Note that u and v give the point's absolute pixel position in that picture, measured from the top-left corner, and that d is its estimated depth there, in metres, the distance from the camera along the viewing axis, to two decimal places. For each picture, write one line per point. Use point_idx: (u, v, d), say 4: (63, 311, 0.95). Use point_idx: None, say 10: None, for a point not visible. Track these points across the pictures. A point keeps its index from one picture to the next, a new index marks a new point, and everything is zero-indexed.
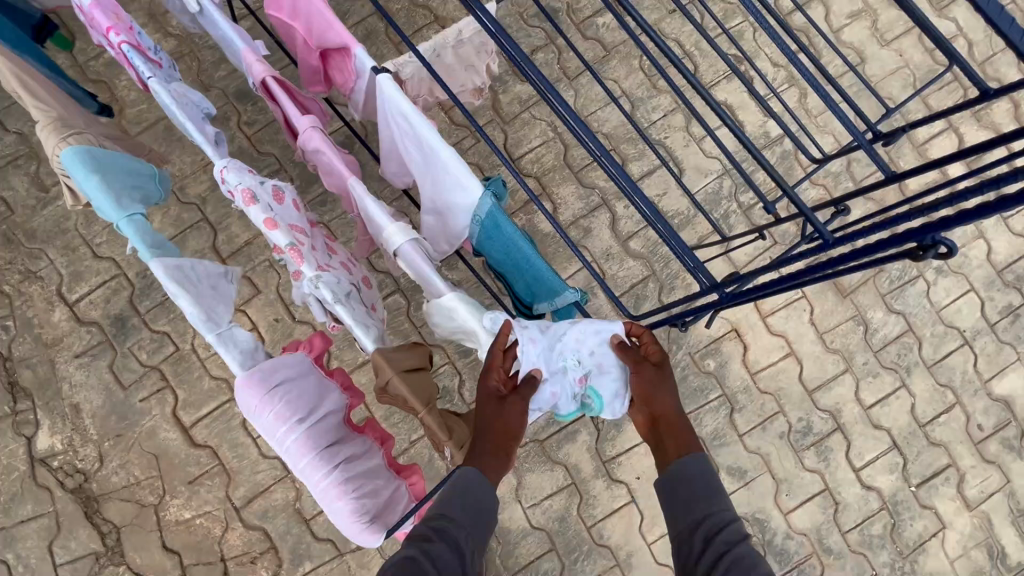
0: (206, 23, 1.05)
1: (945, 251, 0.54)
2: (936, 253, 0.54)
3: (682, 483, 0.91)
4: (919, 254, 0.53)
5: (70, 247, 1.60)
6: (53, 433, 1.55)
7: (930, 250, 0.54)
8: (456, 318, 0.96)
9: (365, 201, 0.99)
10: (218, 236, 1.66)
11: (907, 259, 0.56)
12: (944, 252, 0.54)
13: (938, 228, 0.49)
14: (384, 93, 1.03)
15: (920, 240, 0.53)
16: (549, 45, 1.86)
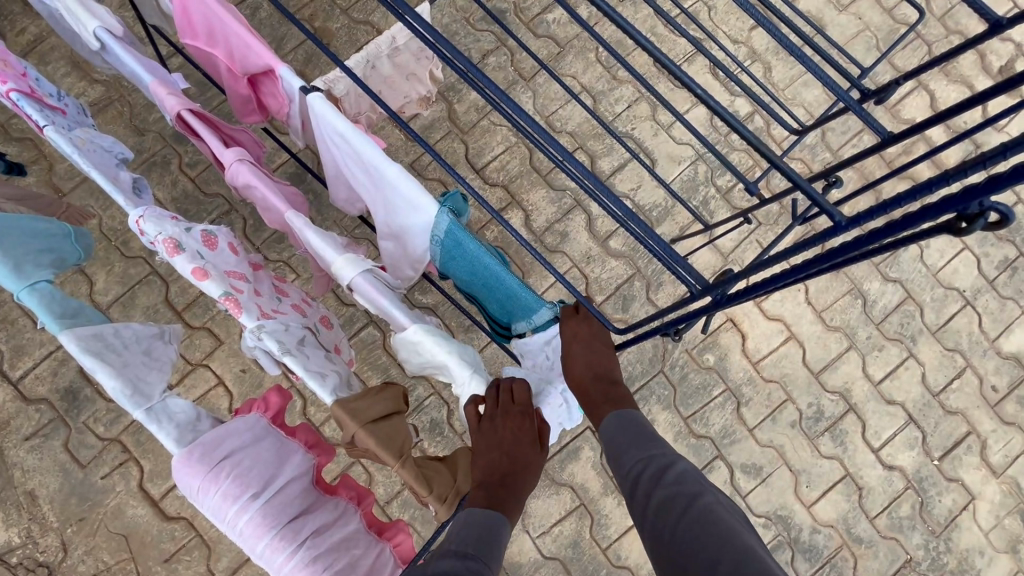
0: (111, 61, 0.95)
1: (998, 218, 0.45)
2: (986, 221, 0.45)
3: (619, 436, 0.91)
4: (964, 228, 0.44)
5: (9, 320, 1.48)
6: (8, 526, 1.41)
7: (977, 219, 0.44)
8: (423, 353, 0.86)
9: (308, 235, 0.88)
10: (171, 288, 1.54)
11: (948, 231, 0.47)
12: (996, 221, 0.45)
13: (988, 191, 0.40)
14: (316, 114, 0.92)
15: (964, 210, 0.44)
16: (500, 47, 1.78)
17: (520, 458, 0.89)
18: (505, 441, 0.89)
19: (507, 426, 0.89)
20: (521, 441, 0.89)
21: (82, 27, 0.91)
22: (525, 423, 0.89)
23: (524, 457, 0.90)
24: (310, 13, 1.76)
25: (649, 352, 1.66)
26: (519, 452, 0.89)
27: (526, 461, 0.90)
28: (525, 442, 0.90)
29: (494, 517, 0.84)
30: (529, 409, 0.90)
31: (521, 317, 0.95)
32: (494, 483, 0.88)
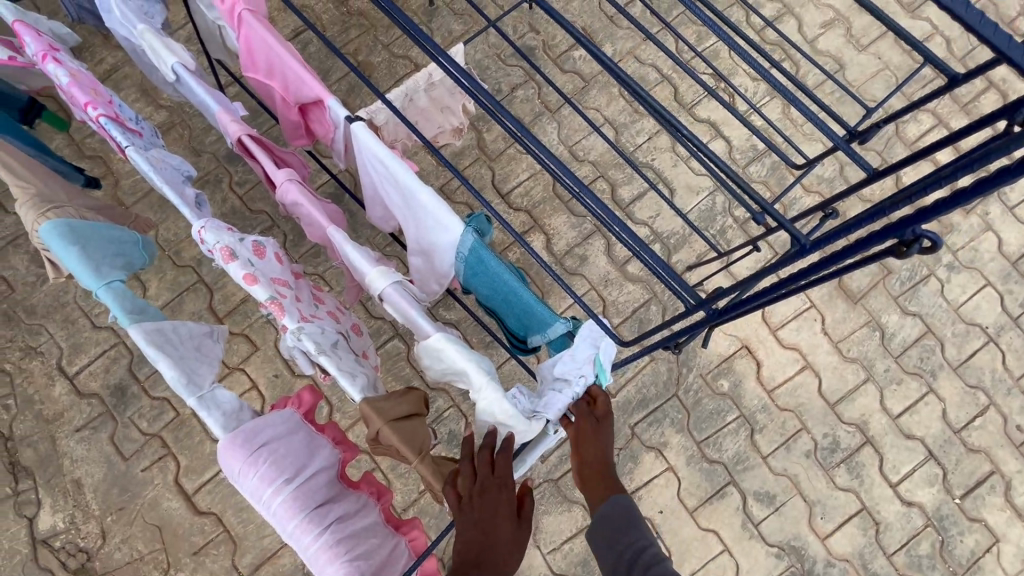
0: (184, 91, 1.08)
1: (928, 244, 0.52)
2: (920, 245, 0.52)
3: (613, 523, 0.98)
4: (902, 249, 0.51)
5: (70, 319, 1.62)
6: (55, 511, 1.50)
7: (914, 244, 0.51)
8: (445, 359, 0.92)
9: (346, 248, 0.97)
10: (214, 296, 1.66)
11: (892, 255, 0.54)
12: (929, 246, 0.52)
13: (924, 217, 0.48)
14: (359, 140, 1.03)
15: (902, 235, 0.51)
16: (528, 82, 1.90)
17: (498, 534, 0.88)
18: (482, 521, 0.88)
19: (483, 502, 0.89)
20: (496, 513, 0.88)
21: (162, 62, 1.05)
22: (500, 498, 0.90)
23: (501, 529, 0.88)
24: (355, 48, 1.92)
25: (663, 375, 1.69)
26: (497, 527, 0.88)
27: (504, 539, 0.89)
28: (502, 521, 0.89)
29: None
30: (507, 480, 0.91)
31: (536, 331, 1.02)
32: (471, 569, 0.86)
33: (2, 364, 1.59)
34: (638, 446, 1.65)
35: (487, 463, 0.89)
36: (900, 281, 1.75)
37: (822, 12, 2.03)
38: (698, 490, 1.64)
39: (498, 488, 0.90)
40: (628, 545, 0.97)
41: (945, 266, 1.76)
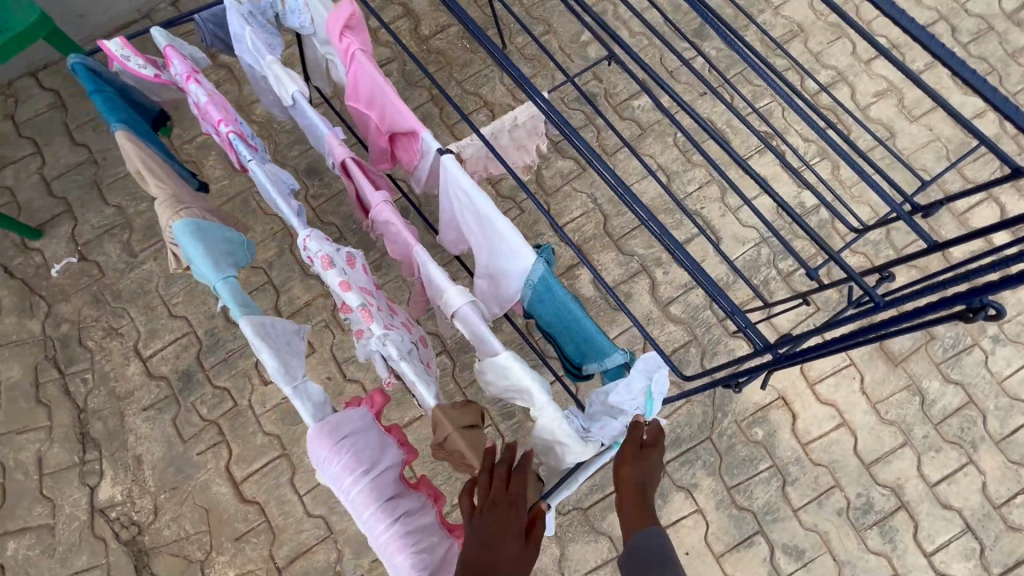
0: (296, 115, 1.23)
1: (994, 312, 0.58)
2: (986, 313, 0.58)
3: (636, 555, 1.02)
4: (968, 315, 0.58)
5: (151, 306, 1.77)
6: (115, 483, 1.60)
7: (980, 312, 0.58)
8: (510, 376, 1.00)
9: (429, 266, 1.07)
10: (281, 297, 1.79)
11: (958, 319, 0.60)
12: (995, 314, 0.59)
13: (990, 291, 0.54)
14: (448, 171, 1.14)
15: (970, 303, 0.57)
16: (588, 125, 2.02)
17: (503, 551, 0.85)
18: (489, 537, 0.86)
19: (493, 515, 0.87)
20: (504, 531, 0.85)
21: (283, 89, 1.19)
22: (510, 517, 0.87)
23: (506, 545, 0.85)
24: (431, 82, 2.08)
25: (697, 417, 1.73)
26: (503, 545, 0.85)
27: (510, 559, 0.85)
28: (509, 541, 0.86)
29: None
30: (522, 495, 0.88)
31: (593, 359, 1.09)
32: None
33: (85, 341, 1.73)
34: (669, 484, 1.67)
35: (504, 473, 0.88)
36: (944, 348, 1.76)
37: (876, 82, 2.12)
38: (725, 536, 1.65)
39: (510, 505, 0.87)
40: None
41: (990, 338, 1.76)
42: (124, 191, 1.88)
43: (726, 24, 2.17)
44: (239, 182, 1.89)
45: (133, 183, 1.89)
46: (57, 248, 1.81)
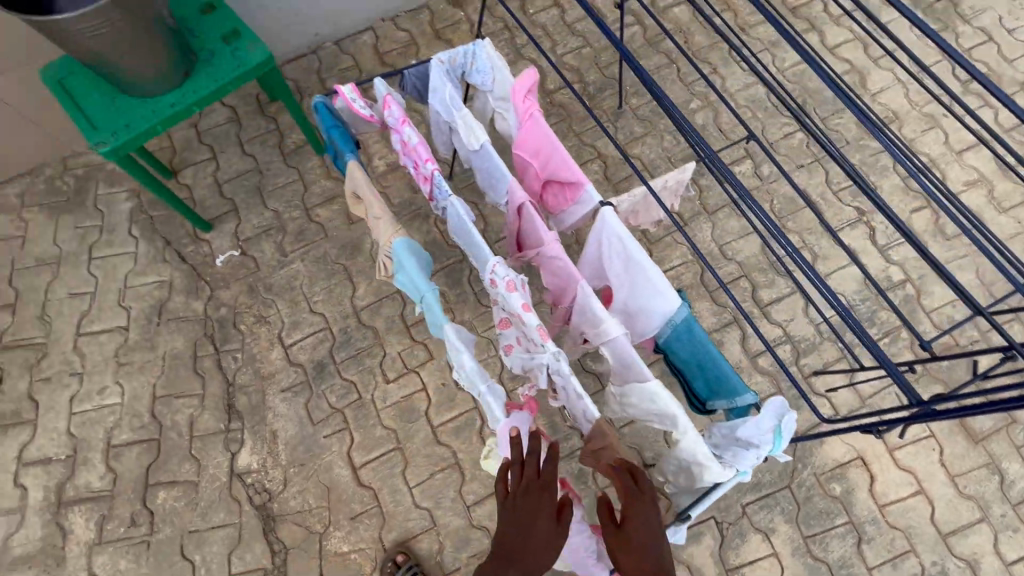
0: (478, 159, 1.46)
1: None
2: None
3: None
4: None
5: (295, 301, 2.02)
6: (253, 452, 1.82)
7: None
8: (657, 401, 1.17)
9: (590, 300, 1.26)
10: (407, 307, 2.01)
11: None
12: None
13: None
14: (607, 220, 1.34)
15: None
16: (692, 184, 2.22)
17: (530, 532, 1.04)
18: (520, 522, 1.05)
19: (523, 500, 1.05)
20: (534, 514, 1.04)
21: (474, 137, 1.43)
22: (540, 503, 1.05)
23: (533, 527, 1.04)
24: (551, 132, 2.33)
25: (779, 465, 1.84)
26: (533, 527, 1.04)
27: (541, 542, 1.04)
28: (539, 526, 1.04)
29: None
30: (547, 486, 1.06)
31: (722, 396, 1.25)
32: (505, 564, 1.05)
33: (238, 324, 1.98)
34: (748, 526, 1.78)
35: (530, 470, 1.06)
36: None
37: (966, 172, 2.26)
38: None
39: (539, 494, 1.06)
40: None
41: None
42: (283, 199, 2.17)
43: (825, 106, 2.36)
44: None
45: (290, 193, 2.18)
46: (222, 241, 2.10)
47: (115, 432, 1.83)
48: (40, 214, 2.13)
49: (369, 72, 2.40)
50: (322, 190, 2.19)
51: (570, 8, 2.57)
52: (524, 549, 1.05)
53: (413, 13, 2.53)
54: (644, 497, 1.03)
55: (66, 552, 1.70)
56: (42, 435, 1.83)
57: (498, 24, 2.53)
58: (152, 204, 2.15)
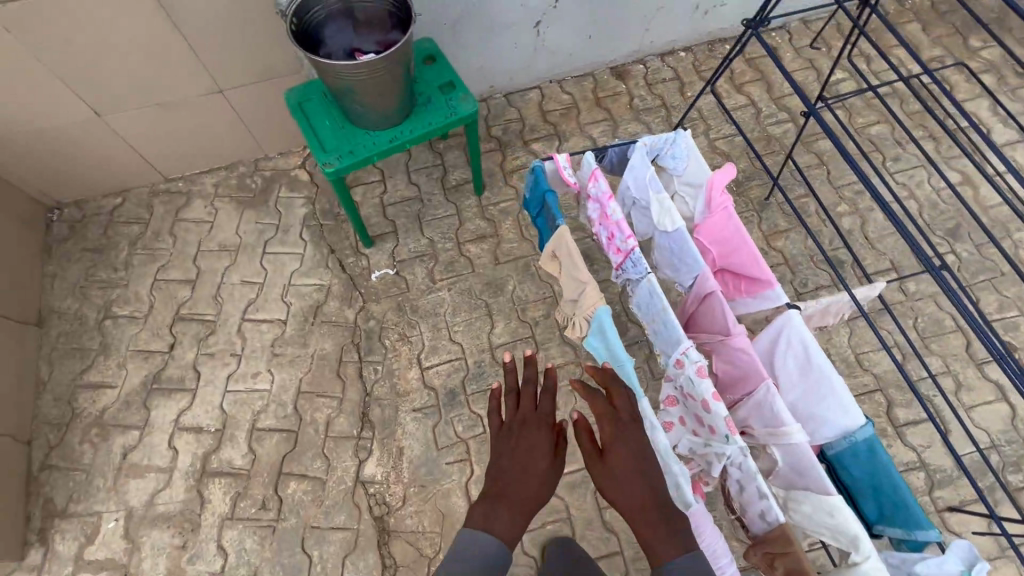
0: (668, 240, 1.55)
1: None
2: None
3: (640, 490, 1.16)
4: None
5: (437, 327, 2.14)
6: (379, 464, 1.91)
7: None
8: (837, 518, 1.18)
9: (773, 398, 1.30)
10: (540, 354, 2.09)
11: None
12: None
13: None
14: (792, 323, 1.38)
15: None
16: (833, 286, 2.22)
17: (525, 458, 1.33)
18: (515, 450, 1.34)
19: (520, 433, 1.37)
20: (526, 441, 1.35)
21: (670, 221, 1.52)
22: (534, 431, 1.37)
23: (529, 456, 1.33)
24: None
25: None
26: (530, 454, 1.33)
27: (532, 471, 1.31)
28: (531, 453, 1.33)
29: (492, 537, 1.21)
30: (540, 419, 1.39)
31: (898, 525, 1.24)
32: (498, 497, 1.27)
33: (383, 338, 2.11)
34: None
35: (526, 407, 1.41)
36: None
37: None
38: None
39: (534, 422, 1.39)
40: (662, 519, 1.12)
41: None
42: (439, 229, 2.34)
43: (982, 233, 2.33)
44: (526, 248, 2.30)
45: (446, 225, 2.35)
46: (380, 258, 2.27)
47: (261, 416, 1.98)
48: (229, 204, 2.39)
49: (532, 127, 2.59)
50: (475, 227, 2.35)
51: (727, 97, 2.69)
52: (516, 481, 1.30)
53: (578, 78, 2.71)
54: (622, 416, 1.25)
55: (201, 520, 1.83)
56: (199, 404, 2.00)
57: (656, 102, 2.68)
58: (324, 213, 2.37)
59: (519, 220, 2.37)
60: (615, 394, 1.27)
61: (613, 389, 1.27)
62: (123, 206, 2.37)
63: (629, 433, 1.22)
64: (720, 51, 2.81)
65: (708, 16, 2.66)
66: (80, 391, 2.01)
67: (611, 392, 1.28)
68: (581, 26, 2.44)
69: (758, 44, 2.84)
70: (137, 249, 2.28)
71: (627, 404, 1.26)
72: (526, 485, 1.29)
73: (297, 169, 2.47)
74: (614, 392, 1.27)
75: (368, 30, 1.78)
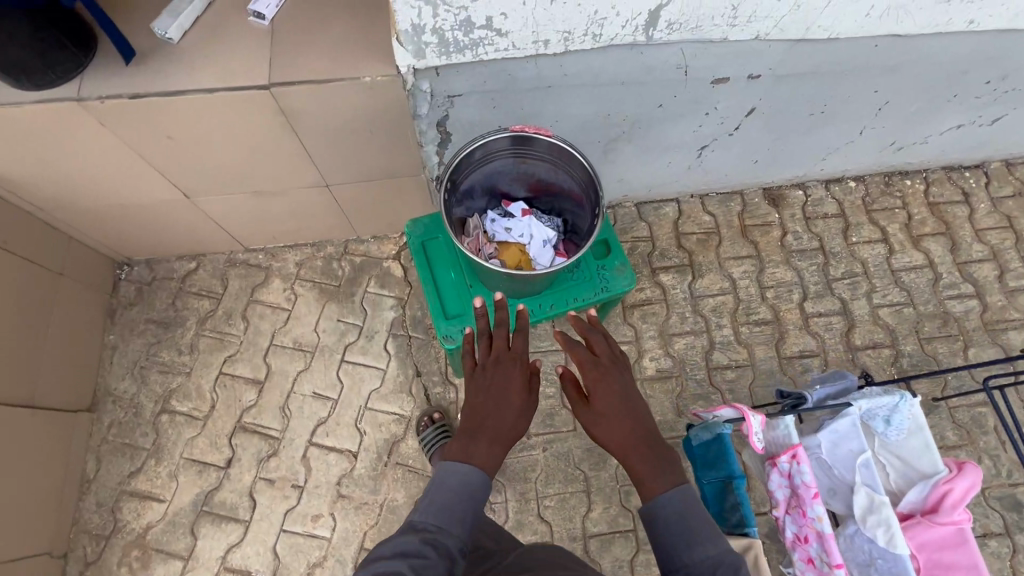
0: (875, 552, 1.20)
1: None
2: None
3: (623, 423, 1.16)
4: None
5: (525, 496, 1.86)
6: None
7: None
8: None
9: None
10: (639, 555, 1.80)
11: None
12: None
13: None
14: None
15: None
16: (1005, 536, 1.83)
17: (502, 400, 1.20)
18: (493, 386, 1.22)
19: (494, 373, 1.24)
20: (503, 376, 1.23)
21: (888, 535, 1.17)
22: (509, 367, 1.24)
23: (505, 397, 1.20)
24: None
25: None
26: (507, 393, 1.20)
27: (510, 406, 1.19)
28: (507, 390, 1.20)
29: (470, 469, 1.09)
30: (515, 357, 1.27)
31: None
32: (475, 429, 1.15)
33: None
34: None
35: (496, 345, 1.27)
36: None
37: None
38: None
39: (511, 360, 1.26)
40: (658, 448, 1.13)
41: None
42: (541, 366, 2.00)
43: None
44: None
45: (549, 363, 2.02)
46: None
47: (317, 572, 1.76)
48: (310, 291, 2.11)
49: (663, 252, 2.21)
50: None
51: (899, 252, 2.24)
52: (494, 417, 1.17)
53: (725, 197, 2.31)
54: (603, 360, 1.25)
55: None
56: (250, 541, 1.79)
57: (814, 243, 2.25)
58: (413, 322, 2.07)
59: (634, 372, 2.03)
60: (596, 345, 1.28)
61: (597, 338, 1.29)
62: (196, 272, 2.12)
63: (611, 377, 1.22)
64: (898, 187, 2.35)
65: (899, 152, 2.20)
66: (125, 500, 1.82)
67: (590, 342, 1.29)
68: (752, 152, 2.02)
69: (946, 185, 2.36)
70: (206, 330, 2.04)
71: (606, 351, 1.28)
72: (504, 418, 1.17)
73: (391, 260, 2.17)
74: (594, 343, 1.28)
75: (514, 177, 1.46)
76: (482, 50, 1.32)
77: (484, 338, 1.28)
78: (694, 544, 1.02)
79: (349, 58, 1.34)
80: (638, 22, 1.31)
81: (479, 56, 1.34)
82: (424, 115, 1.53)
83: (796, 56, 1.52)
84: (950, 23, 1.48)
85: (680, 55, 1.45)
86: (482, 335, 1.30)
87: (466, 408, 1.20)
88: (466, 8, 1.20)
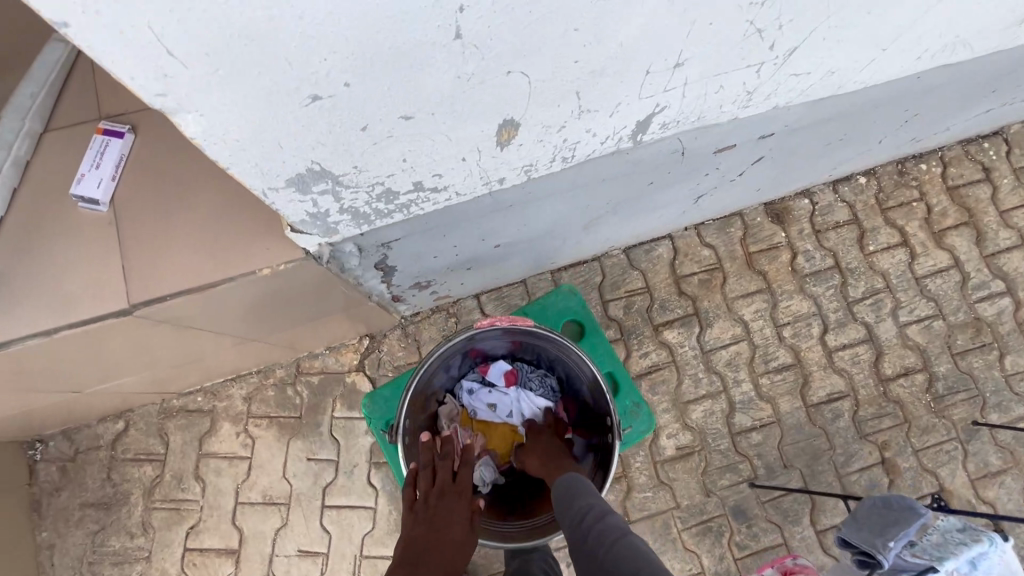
0: None
1: None
2: None
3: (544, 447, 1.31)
4: None
5: None
6: None
7: None
8: None
9: None
10: None
11: None
12: None
13: None
14: None
15: None
16: None
17: (446, 531, 1.13)
18: (435, 516, 1.15)
19: (439, 504, 1.17)
20: (448, 506, 1.17)
21: None
22: (454, 497, 1.19)
23: (447, 527, 1.14)
24: (884, 440, 1.84)
25: None
26: (449, 523, 1.14)
27: (453, 539, 1.12)
28: (450, 523, 1.14)
29: None
30: (460, 488, 1.20)
31: None
32: (416, 562, 1.07)
33: None
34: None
35: (441, 476, 1.21)
36: None
37: None
38: None
39: (456, 491, 1.20)
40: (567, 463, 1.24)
41: None
42: None
43: None
44: (662, 500, 1.78)
45: None
46: None
47: None
48: (267, 430, 1.79)
49: (663, 304, 1.92)
50: None
51: (922, 254, 1.99)
52: (435, 544, 1.11)
53: (723, 222, 1.99)
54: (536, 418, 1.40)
55: None
56: None
57: (828, 261, 1.98)
58: None
59: (652, 454, 1.81)
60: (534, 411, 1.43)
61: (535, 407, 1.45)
62: (127, 434, 1.77)
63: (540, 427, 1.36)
64: (913, 175, 2.06)
65: (917, 143, 1.88)
66: None
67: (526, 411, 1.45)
68: (757, 184, 1.68)
69: (965, 162, 2.07)
70: (157, 502, 1.74)
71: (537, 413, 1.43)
72: (449, 552, 1.11)
73: (354, 372, 1.84)
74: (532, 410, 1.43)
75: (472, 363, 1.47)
76: (416, 208, 0.94)
77: (429, 467, 1.22)
78: (583, 495, 1.13)
79: (236, 245, 0.98)
80: (622, 133, 0.94)
81: (414, 212, 0.97)
82: (355, 265, 1.16)
83: (821, 109, 1.16)
84: (1014, 40, 1.13)
85: (677, 142, 1.09)
86: (425, 467, 1.24)
87: (405, 542, 1.13)
88: (382, 182, 0.82)
